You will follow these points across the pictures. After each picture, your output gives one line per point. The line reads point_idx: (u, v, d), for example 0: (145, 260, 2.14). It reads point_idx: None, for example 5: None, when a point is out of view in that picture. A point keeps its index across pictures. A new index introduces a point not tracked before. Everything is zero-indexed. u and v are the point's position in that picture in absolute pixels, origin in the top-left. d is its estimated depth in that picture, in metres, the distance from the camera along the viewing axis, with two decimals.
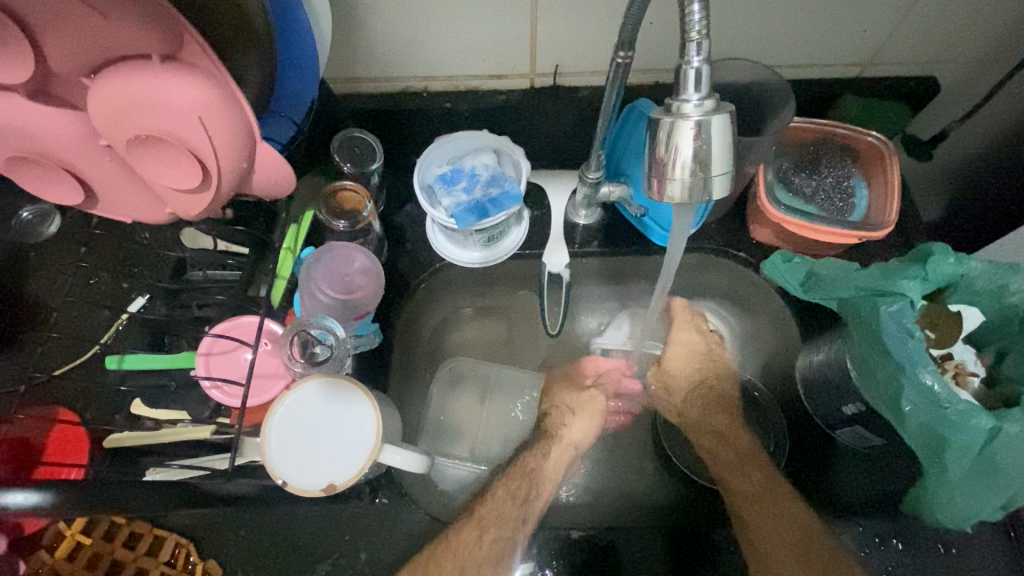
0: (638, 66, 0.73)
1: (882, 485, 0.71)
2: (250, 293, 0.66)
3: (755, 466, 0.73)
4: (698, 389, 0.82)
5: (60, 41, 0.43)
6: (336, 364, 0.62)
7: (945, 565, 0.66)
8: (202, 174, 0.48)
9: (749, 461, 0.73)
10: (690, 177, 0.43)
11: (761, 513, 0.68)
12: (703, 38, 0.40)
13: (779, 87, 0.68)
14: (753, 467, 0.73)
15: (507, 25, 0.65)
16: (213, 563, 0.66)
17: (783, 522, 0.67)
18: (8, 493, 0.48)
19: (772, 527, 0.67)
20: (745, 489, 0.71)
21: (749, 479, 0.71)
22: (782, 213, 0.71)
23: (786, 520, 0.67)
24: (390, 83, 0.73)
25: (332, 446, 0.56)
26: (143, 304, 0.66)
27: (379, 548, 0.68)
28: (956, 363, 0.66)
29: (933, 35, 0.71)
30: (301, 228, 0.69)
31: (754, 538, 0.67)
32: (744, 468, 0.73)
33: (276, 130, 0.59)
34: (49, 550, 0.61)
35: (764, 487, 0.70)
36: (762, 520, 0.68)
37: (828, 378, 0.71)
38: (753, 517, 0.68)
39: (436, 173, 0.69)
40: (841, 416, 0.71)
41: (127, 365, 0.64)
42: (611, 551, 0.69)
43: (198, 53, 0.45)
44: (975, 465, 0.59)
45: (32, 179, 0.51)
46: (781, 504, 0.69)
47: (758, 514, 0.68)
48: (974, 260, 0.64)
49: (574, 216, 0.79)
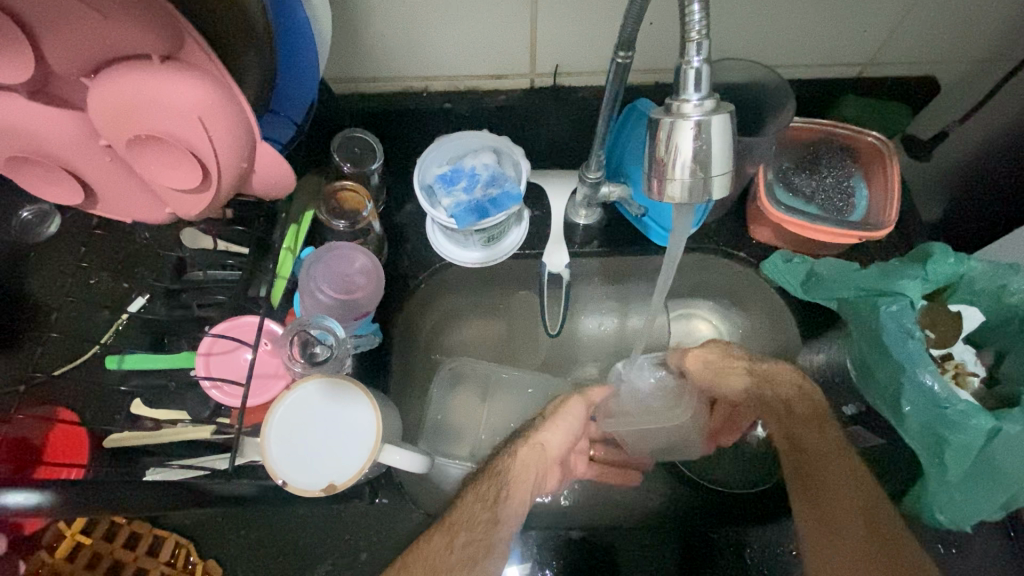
0: (638, 66, 0.73)
1: (886, 485, 0.70)
2: (250, 293, 0.63)
3: (820, 430, 0.68)
4: (740, 365, 0.75)
5: (59, 41, 0.43)
6: (335, 364, 0.62)
7: (944, 565, 0.67)
8: (202, 174, 0.48)
9: (812, 423, 0.69)
10: (690, 177, 0.43)
11: (824, 479, 0.66)
12: (704, 37, 0.40)
13: (778, 86, 0.67)
14: (815, 426, 0.69)
15: (507, 25, 0.65)
16: (213, 563, 0.66)
17: (848, 488, 0.65)
18: (8, 493, 0.47)
19: (834, 493, 0.65)
20: (816, 453, 0.68)
21: (811, 442, 0.68)
22: (782, 213, 0.71)
23: (847, 485, 0.65)
24: (390, 83, 0.73)
25: (331, 445, 0.56)
26: (143, 304, 0.66)
27: (378, 548, 0.68)
28: (956, 363, 0.66)
29: (933, 35, 0.71)
30: (301, 228, 0.69)
31: (814, 506, 0.66)
32: (806, 432, 0.69)
33: (277, 130, 0.60)
34: (49, 549, 0.60)
35: (831, 449, 0.67)
36: (818, 493, 0.66)
37: (828, 380, 0.74)
38: (814, 485, 0.66)
39: (436, 172, 0.69)
40: (841, 416, 0.74)
41: (127, 364, 0.64)
42: (610, 552, 0.71)
43: (198, 54, 0.45)
44: (975, 466, 0.59)
45: (32, 178, 0.51)
46: (852, 471, 0.65)
47: (819, 482, 0.66)
48: (974, 260, 0.64)
49: (574, 216, 0.78)
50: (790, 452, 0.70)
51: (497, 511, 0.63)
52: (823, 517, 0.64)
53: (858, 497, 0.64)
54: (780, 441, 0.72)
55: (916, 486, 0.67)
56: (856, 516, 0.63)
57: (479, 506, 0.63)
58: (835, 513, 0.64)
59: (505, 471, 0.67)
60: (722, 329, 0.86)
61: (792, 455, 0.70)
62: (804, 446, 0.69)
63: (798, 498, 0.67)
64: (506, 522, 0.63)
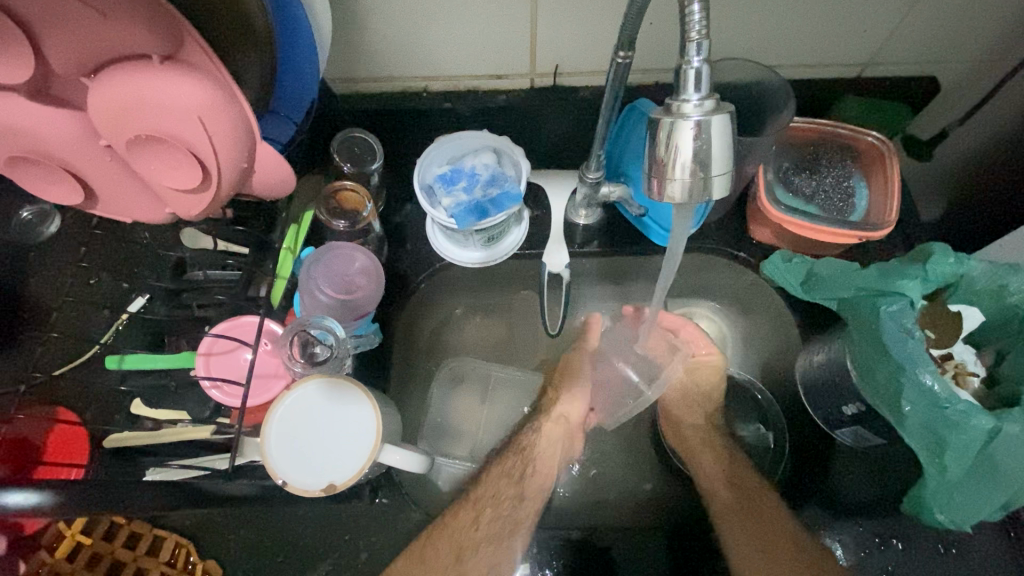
0: (638, 66, 0.73)
1: (883, 485, 0.71)
2: (250, 293, 0.65)
3: (748, 482, 0.73)
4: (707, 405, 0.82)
5: (59, 41, 0.43)
6: (336, 364, 0.63)
7: (944, 565, 0.67)
8: (202, 174, 0.48)
9: (744, 473, 0.74)
10: (690, 177, 0.43)
11: (760, 513, 0.69)
12: (704, 37, 0.40)
13: (777, 86, 0.67)
14: (749, 474, 0.74)
15: (507, 25, 0.65)
16: (213, 563, 0.66)
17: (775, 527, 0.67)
18: (8, 493, 0.47)
19: (771, 528, 0.67)
20: (741, 499, 0.71)
21: (746, 486, 0.72)
22: (782, 213, 0.71)
23: (777, 524, 0.68)
24: (390, 83, 0.73)
25: (332, 446, 0.56)
26: (143, 304, 0.65)
27: (378, 547, 0.68)
28: (956, 363, 0.66)
29: (933, 35, 0.71)
30: (301, 229, 0.68)
31: (752, 534, 0.68)
32: (741, 478, 0.73)
33: (277, 129, 0.59)
34: (49, 549, 0.60)
35: (758, 494, 0.71)
36: (763, 524, 0.68)
37: (828, 380, 0.71)
38: (751, 519, 0.69)
39: (436, 172, 0.69)
40: (842, 417, 0.71)
41: (128, 365, 0.64)
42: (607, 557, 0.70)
43: (198, 53, 0.45)
44: (974, 465, 0.59)
45: (32, 179, 0.51)
46: (777, 512, 0.69)
47: (756, 515, 0.69)
48: (974, 260, 0.64)
49: (574, 216, 0.78)
50: (723, 488, 0.73)
51: (522, 487, 0.72)
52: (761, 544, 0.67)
53: (785, 532, 0.67)
54: (710, 474, 0.75)
55: (915, 487, 0.67)
56: (789, 547, 0.65)
57: (505, 482, 0.72)
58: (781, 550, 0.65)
59: (530, 447, 0.77)
60: (722, 331, 0.86)
61: (729, 490, 0.73)
62: (740, 488, 0.72)
63: (728, 527, 0.70)
64: (529, 498, 0.72)
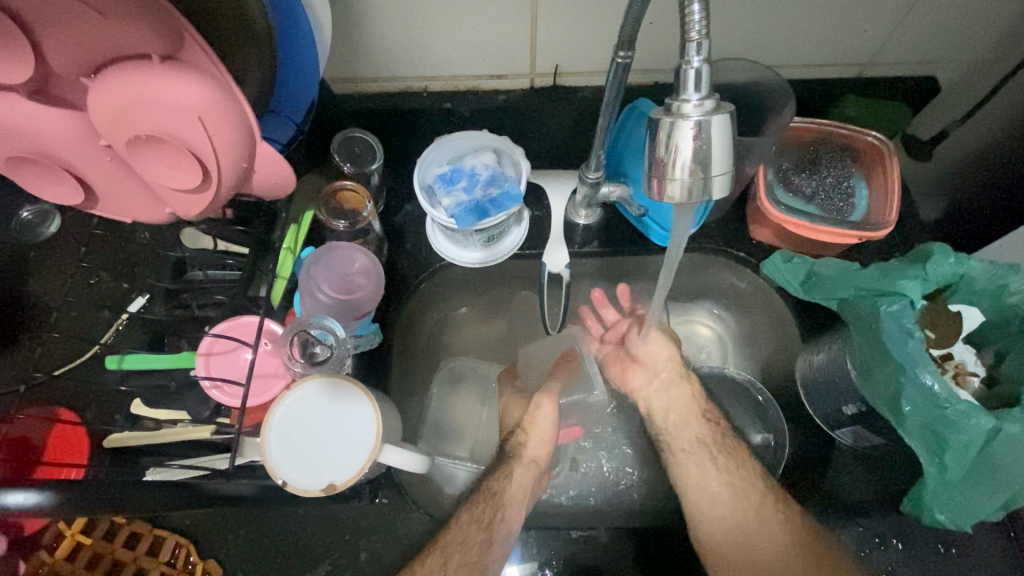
0: (637, 66, 0.73)
1: (884, 486, 0.71)
2: (250, 293, 0.65)
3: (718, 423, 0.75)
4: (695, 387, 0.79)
5: (60, 42, 0.43)
6: (336, 364, 0.62)
7: (945, 565, 0.66)
8: (202, 174, 0.48)
9: (713, 416, 0.76)
10: (690, 177, 0.43)
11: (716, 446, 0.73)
12: (704, 37, 0.40)
13: (778, 87, 0.67)
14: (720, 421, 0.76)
15: (506, 25, 0.65)
16: (213, 563, 0.66)
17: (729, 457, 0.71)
18: (8, 493, 0.47)
19: (733, 465, 0.70)
20: (709, 439, 0.74)
21: (714, 430, 0.74)
22: (782, 213, 0.71)
23: (738, 460, 0.71)
24: (390, 83, 0.73)
25: (332, 445, 0.56)
26: (143, 304, 0.66)
27: (378, 547, 0.67)
28: (956, 363, 0.66)
29: (933, 35, 0.71)
30: (301, 229, 0.68)
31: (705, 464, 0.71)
32: (711, 420, 0.76)
33: (276, 130, 0.59)
34: (49, 549, 0.61)
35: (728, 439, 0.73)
36: (732, 462, 0.70)
37: (829, 380, 0.71)
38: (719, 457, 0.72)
39: (436, 173, 0.69)
40: (842, 416, 0.71)
41: (127, 365, 0.63)
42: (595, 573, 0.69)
43: (198, 53, 0.44)
44: (974, 465, 0.59)
45: (31, 178, 0.51)
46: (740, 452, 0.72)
47: (722, 454, 0.72)
48: (975, 260, 0.64)
49: (574, 216, 0.78)
50: (695, 425, 0.75)
51: (493, 532, 0.63)
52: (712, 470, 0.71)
53: (744, 468, 0.70)
54: (687, 417, 0.77)
55: (915, 487, 0.67)
56: (739, 475, 0.69)
57: (475, 528, 0.63)
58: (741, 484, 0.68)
59: (501, 492, 0.67)
60: (721, 332, 0.88)
61: (700, 427, 0.75)
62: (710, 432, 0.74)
63: (684, 460, 0.73)
64: (500, 543, 0.64)
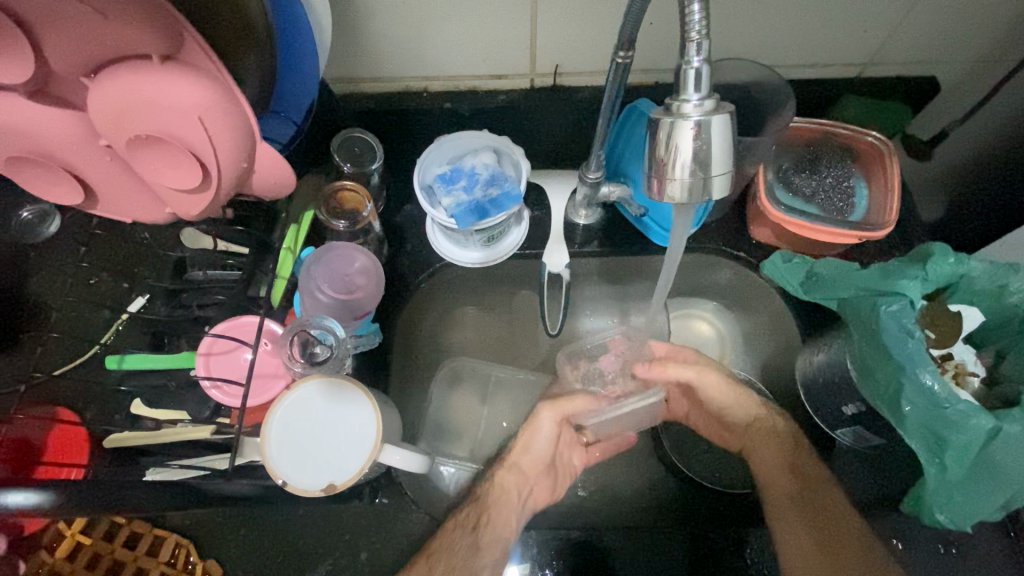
0: (637, 66, 0.73)
1: (883, 486, 0.71)
2: (250, 293, 0.65)
3: (811, 458, 0.72)
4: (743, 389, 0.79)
5: (59, 41, 0.43)
6: (335, 364, 0.62)
7: (945, 565, 0.66)
8: (202, 174, 0.48)
9: (807, 465, 0.71)
10: (690, 177, 0.43)
11: (805, 462, 0.72)
12: (704, 37, 0.40)
13: (777, 87, 0.67)
14: (810, 459, 0.72)
15: (507, 25, 0.65)
16: (213, 563, 0.66)
17: (816, 471, 0.71)
18: (8, 493, 0.47)
19: (834, 517, 0.67)
20: (805, 471, 0.71)
21: (821, 489, 0.69)
22: (782, 213, 0.71)
23: (816, 507, 0.68)
24: (390, 83, 0.73)
25: (334, 445, 0.56)
26: (143, 304, 0.66)
27: (379, 547, 0.68)
28: (956, 363, 0.66)
29: (933, 36, 0.71)
30: (301, 229, 0.68)
31: (801, 471, 0.71)
32: (804, 477, 0.70)
33: (276, 130, 0.59)
34: (49, 549, 0.61)
35: (822, 475, 0.70)
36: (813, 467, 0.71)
37: (829, 379, 0.71)
38: (811, 509, 0.68)
39: (436, 172, 0.69)
40: (841, 416, 0.71)
41: (128, 365, 0.64)
42: (606, 557, 0.69)
43: (198, 53, 0.45)
44: (975, 464, 0.59)
45: (33, 179, 0.51)
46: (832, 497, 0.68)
47: (818, 505, 0.68)
48: (974, 260, 0.64)
49: (574, 216, 0.78)
50: (783, 475, 0.71)
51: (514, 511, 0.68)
52: (806, 486, 0.70)
53: (825, 518, 0.67)
54: (761, 443, 0.75)
55: (916, 487, 0.67)
56: (824, 481, 0.70)
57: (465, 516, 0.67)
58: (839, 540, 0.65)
59: None
60: (721, 330, 0.88)
61: (792, 479, 0.71)
62: (802, 468, 0.71)
63: (788, 465, 0.72)
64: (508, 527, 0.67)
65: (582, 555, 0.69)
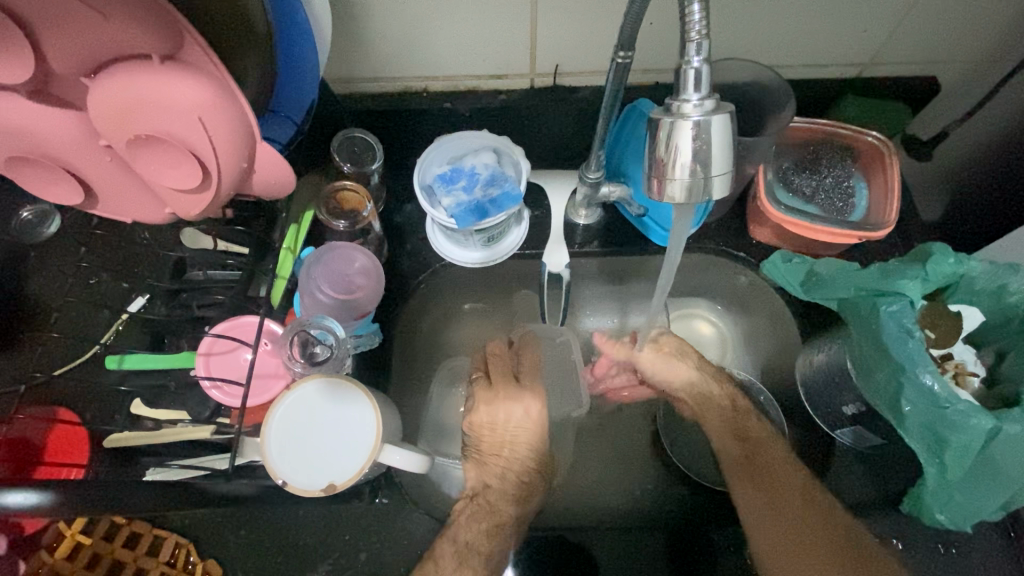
0: (637, 66, 0.73)
1: (882, 486, 0.71)
2: (250, 293, 0.66)
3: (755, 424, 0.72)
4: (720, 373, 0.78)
5: (59, 41, 0.43)
6: (335, 364, 0.62)
7: (945, 565, 0.66)
8: (202, 174, 0.48)
9: (752, 435, 0.71)
10: (690, 176, 0.43)
11: (748, 428, 0.72)
12: (703, 37, 0.40)
13: (778, 87, 0.67)
14: (756, 425, 0.72)
15: (506, 25, 0.65)
16: (213, 563, 0.66)
17: (760, 435, 0.71)
18: (8, 493, 0.47)
19: (779, 476, 0.67)
20: (751, 434, 0.72)
21: (766, 453, 0.69)
22: (782, 213, 0.71)
23: (771, 479, 0.66)
24: (390, 83, 0.73)
25: (333, 445, 0.56)
26: (144, 304, 0.66)
27: (378, 547, 0.67)
28: (956, 363, 0.66)
29: (932, 36, 0.71)
30: (301, 228, 0.69)
31: (739, 438, 0.71)
32: (751, 450, 0.70)
33: (277, 130, 0.59)
34: (49, 549, 0.60)
35: (767, 440, 0.71)
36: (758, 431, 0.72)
37: (828, 379, 0.71)
38: (758, 471, 0.68)
39: (436, 172, 0.69)
40: (842, 417, 0.71)
41: (128, 365, 0.64)
42: (584, 551, 0.70)
43: (198, 54, 0.45)
44: (975, 465, 0.59)
45: (32, 179, 0.51)
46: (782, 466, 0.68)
47: (762, 467, 0.68)
48: (975, 259, 0.64)
49: (574, 216, 0.78)
50: (730, 440, 0.72)
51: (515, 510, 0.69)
52: (750, 454, 0.69)
53: (782, 489, 0.66)
54: (713, 417, 0.74)
55: (916, 487, 0.67)
56: (770, 443, 0.70)
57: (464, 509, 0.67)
58: (801, 512, 0.64)
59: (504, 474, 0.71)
60: (721, 331, 0.86)
61: (737, 444, 0.71)
62: (747, 434, 0.71)
63: (728, 432, 0.72)
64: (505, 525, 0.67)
65: (560, 551, 0.70)
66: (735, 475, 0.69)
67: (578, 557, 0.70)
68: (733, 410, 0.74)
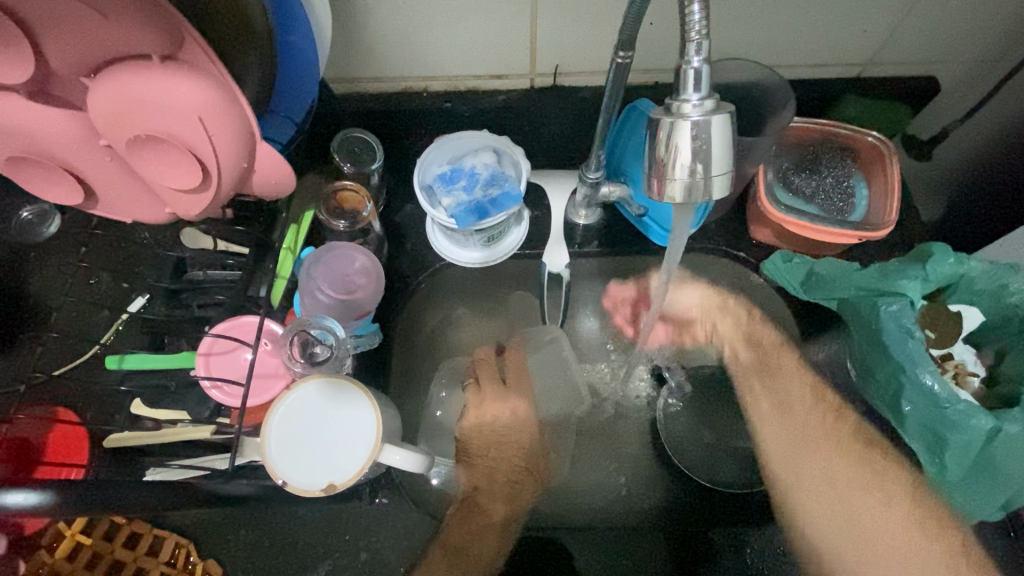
0: (637, 66, 0.73)
1: None
2: (250, 293, 0.64)
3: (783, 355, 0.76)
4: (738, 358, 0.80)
5: (59, 41, 0.43)
6: (335, 364, 0.62)
7: None
8: (202, 174, 0.48)
9: (798, 437, 0.70)
10: (690, 176, 0.43)
11: (770, 354, 0.77)
12: (703, 37, 0.40)
13: (778, 87, 0.67)
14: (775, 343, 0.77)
15: (507, 25, 0.65)
16: (213, 563, 0.66)
17: (790, 363, 0.75)
18: (8, 493, 0.47)
19: (791, 390, 0.73)
20: (772, 361, 0.76)
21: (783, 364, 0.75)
22: (782, 213, 0.71)
23: (824, 482, 0.66)
24: (390, 83, 0.73)
25: (333, 445, 0.56)
26: (143, 304, 0.66)
27: (378, 546, 0.68)
28: (956, 363, 0.66)
29: (933, 36, 0.71)
30: (301, 229, 0.68)
31: (755, 352, 0.78)
32: (799, 455, 0.69)
33: (277, 130, 0.59)
34: (49, 549, 0.60)
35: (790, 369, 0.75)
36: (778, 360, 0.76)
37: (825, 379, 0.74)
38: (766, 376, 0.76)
39: (436, 172, 0.69)
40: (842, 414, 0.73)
41: (128, 365, 0.64)
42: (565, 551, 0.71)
43: (198, 53, 0.45)
44: (974, 465, 0.59)
45: (32, 179, 0.51)
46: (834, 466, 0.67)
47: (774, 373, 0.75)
48: (976, 259, 0.63)
49: (574, 216, 0.78)
50: (744, 350, 0.79)
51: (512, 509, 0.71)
52: (764, 370, 0.76)
53: (834, 492, 0.65)
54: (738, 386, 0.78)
55: None
56: (798, 371, 0.75)
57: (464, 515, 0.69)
58: (861, 513, 0.63)
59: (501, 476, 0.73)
60: None
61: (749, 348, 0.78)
62: (764, 356, 0.77)
63: (749, 366, 0.78)
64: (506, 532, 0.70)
65: (546, 552, 0.71)
66: (785, 479, 0.68)
67: (552, 556, 0.71)
68: (771, 342, 0.77)
